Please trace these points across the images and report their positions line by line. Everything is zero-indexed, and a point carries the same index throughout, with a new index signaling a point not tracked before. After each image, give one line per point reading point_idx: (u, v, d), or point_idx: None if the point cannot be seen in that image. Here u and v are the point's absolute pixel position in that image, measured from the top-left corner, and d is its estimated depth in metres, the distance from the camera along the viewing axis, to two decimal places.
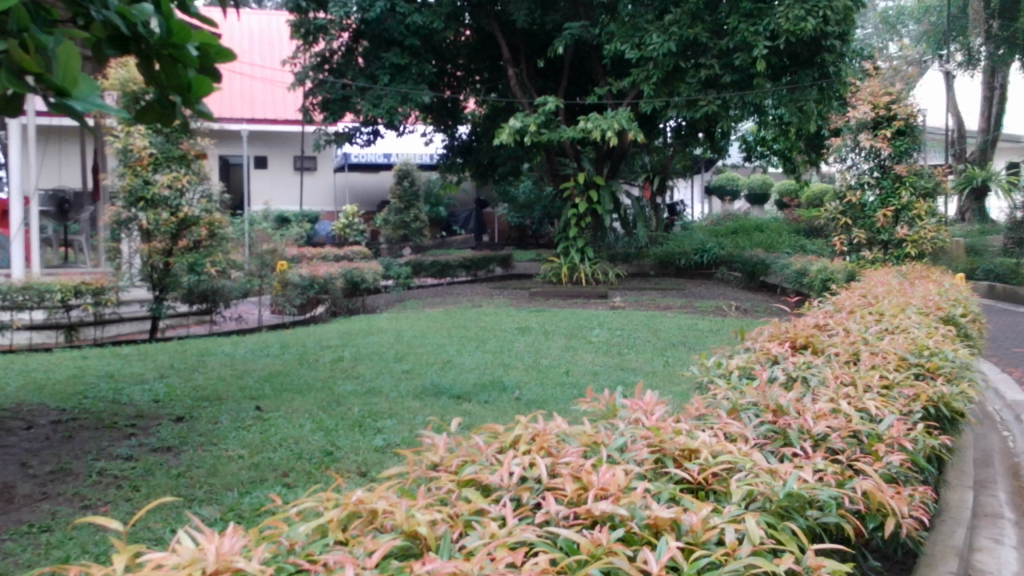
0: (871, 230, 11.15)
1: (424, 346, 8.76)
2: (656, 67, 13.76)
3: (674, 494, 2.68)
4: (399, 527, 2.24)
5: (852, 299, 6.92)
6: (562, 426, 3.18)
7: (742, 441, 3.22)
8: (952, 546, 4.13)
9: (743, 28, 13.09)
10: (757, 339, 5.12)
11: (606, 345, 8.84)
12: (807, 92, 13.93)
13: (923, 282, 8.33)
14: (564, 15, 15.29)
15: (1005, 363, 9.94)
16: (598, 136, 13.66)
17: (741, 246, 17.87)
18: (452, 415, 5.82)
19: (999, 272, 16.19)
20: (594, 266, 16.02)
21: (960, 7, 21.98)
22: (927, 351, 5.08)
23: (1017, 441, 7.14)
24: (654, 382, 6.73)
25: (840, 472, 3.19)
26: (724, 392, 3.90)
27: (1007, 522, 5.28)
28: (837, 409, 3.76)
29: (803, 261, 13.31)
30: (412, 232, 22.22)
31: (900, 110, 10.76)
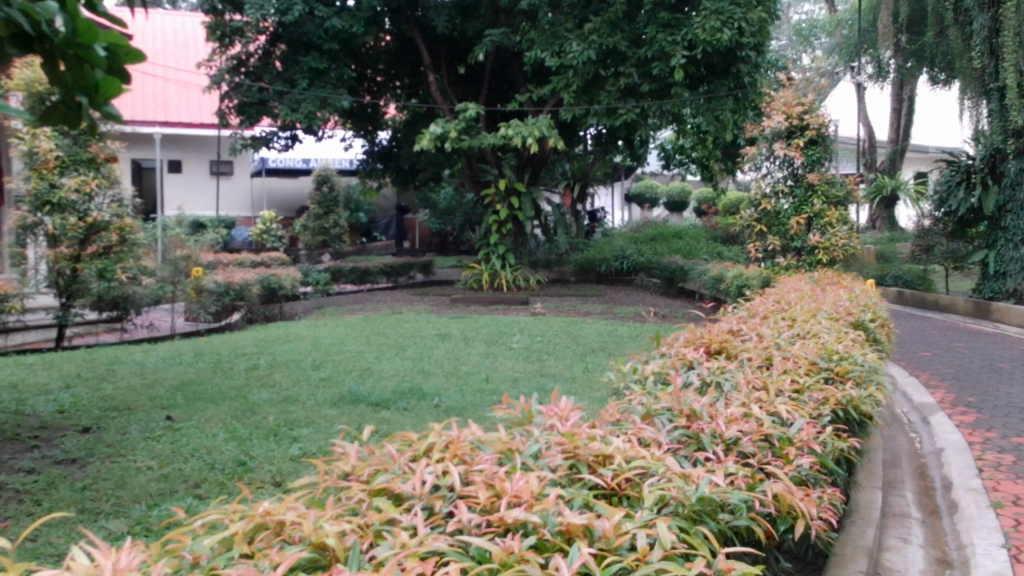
0: (784, 237, 11.36)
1: (342, 353, 8.67)
2: (576, 75, 13.86)
3: (587, 500, 2.69)
4: (307, 538, 2.20)
5: (766, 305, 7.03)
6: (477, 431, 3.16)
7: (654, 446, 3.24)
8: (862, 546, 4.22)
9: (662, 38, 13.25)
10: (672, 344, 5.18)
11: (526, 351, 8.87)
12: (723, 101, 14.22)
13: (835, 287, 8.51)
14: (485, 22, 15.29)
15: (914, 367, 10.23)
16: (518, 142, 13.69)
17: (660, 253, 18.09)
18: (370, 423, 5.76)
19: (906, 278, 16.79)
20: (515, 273, 16.05)
21: (869, 21, 22.73)
22: (837, 355, 5.19)
23: (924, 441, 7.36)
24: (572, 389, 6.74)
25: (750, 476, 3.23)
26: (639, 397, 3.93)
27: (914, 521, 5.43)
28: (749, 413, 3.81)
29: (719, 268, 13.57)
30: (331, 237, 22.00)
31: (812, 120, 11.05)
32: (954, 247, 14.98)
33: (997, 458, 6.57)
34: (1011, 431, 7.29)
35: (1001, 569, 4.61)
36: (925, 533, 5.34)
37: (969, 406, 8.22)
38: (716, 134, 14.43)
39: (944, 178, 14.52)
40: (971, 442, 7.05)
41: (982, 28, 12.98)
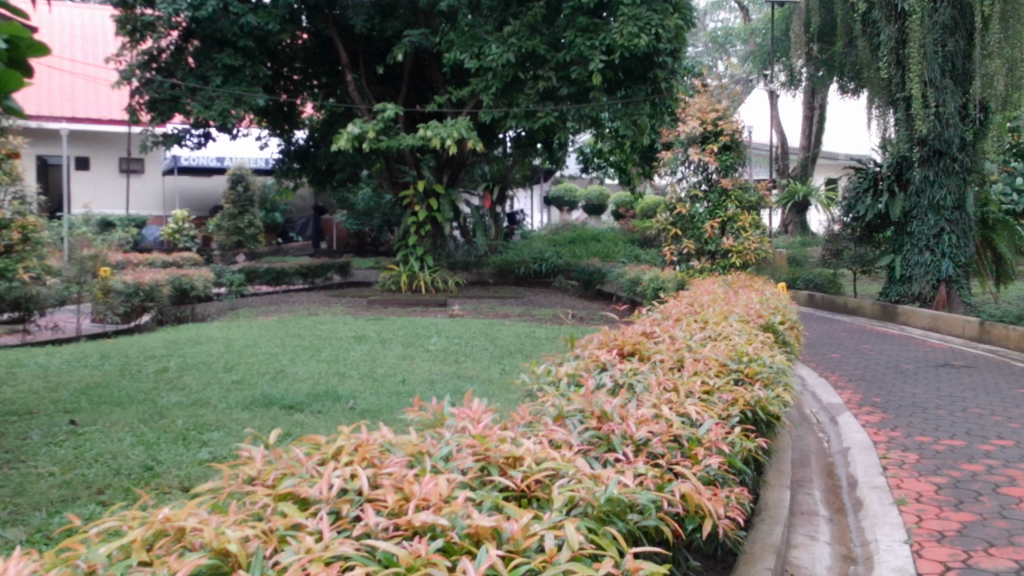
0: (699, 240, 11.56)
1: (254, 355, 8.54)
2: (495, 77, 13.86)
3: (497, 503, 2.68)
4: (208, 545, 2.15)
5: (679, 307, 7.12)
6: (388, 435, 3.14)
7: (565, 448, 3.26)
8: (770, 544, 4.31)
9: (580, 43, 13.36)
10: (586, 346, 5.22)
11: (442, 353, 8.84)
12: (640, 106, 14.42)
13: (746, 290, 8.68)
14: (403, 22, 15.21)
15: (822, 368, 10.49)
16: (437, 144, 13.63)
17: (578, 255, 18.22)
18: (282, 426, 5.67)
19: (817, 282, 17.22)
20: (433, 274, 15.99)
21: (783, 30, 23.23)
22: (746, 356, 5.29)
23: (832, 441, 7.56)
24: (488, 391, 6.75)
25: (659, 476, 3.27)
26: (552, 399, 3.94)
27: (821, 519, 5.57)
28: (660, 414, 3.86)
29: (636, 270, 13.73)
30: (246, 238, 21.65)
31: (726, 126, 11.26)
32: (862, 252, 15.41)
33: (900, 456, 6.78)
34: (914, 430, 7.52)
35: (903, 563, 4.75)
36: (831, 530, 5.47)
37: (875, 406, 8.46)
38: (634, 139, 14.62)
39: (852, 185, 14.95)
40: (876, 441, 7.25)
41: (889, 39, 13.31)
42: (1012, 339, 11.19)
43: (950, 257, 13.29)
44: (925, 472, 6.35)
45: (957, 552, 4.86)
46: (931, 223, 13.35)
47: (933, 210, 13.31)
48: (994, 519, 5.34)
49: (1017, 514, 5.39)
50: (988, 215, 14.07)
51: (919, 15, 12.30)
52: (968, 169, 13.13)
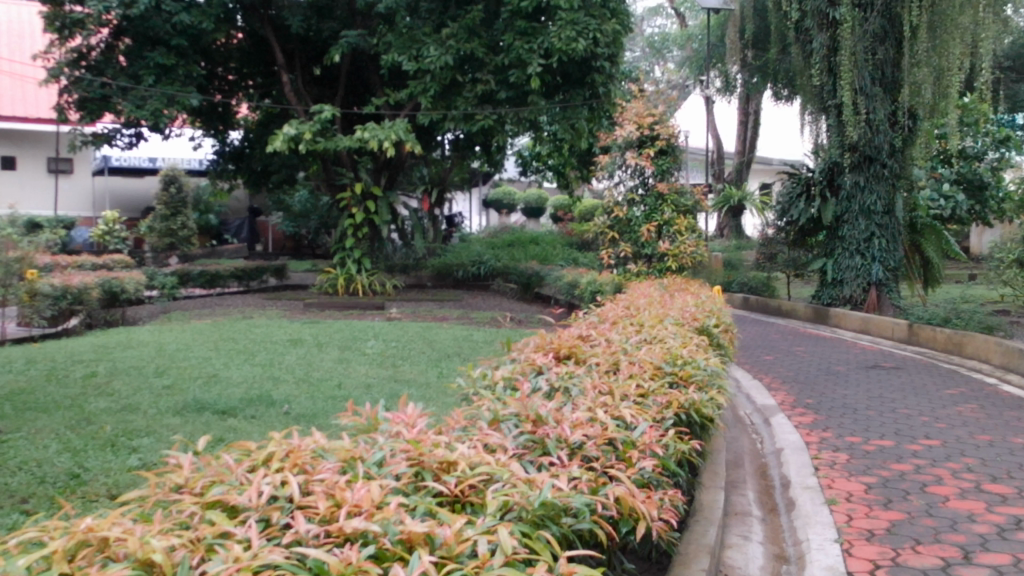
0: (636, 244, 11.64)
1: (187, 359, 8.39)
2: (433, 79, 13.78)
3: (431, 508, 2.67)
4: (132, 555, 2.11)
5: (615, 310, 7.18)
6: (320, 440, 3.10)
7: (500, 452, 3.26)
8: (704, 545, 4.35)
9: (519, 46, 13.41)
10: (522, 350, 5.23)
11: (379, 356, 8.77)
12: (578, 110, 14.50)
13: (682, 293, 8.77)
14: (341, 23, 15.14)
15: (757, 370, 10.65)
16: (375, 146, 13.54)
17: (516, 258, 18.25)
18: (215, 432, 5.58)
19: (751, 286, 17.49)
20: (371, 277, 15.88)
21: (718, 37, 23.55)
22: (681, 359, 5.33)
23: (765, 442, 7.67)
24: (424, 394, 6.74)
25: (594, 480, 3.28)
26: (487, 403, 3.93)
27: (755, 519, 5.65)
28: (594, 417, 3.87)
29: (574, 274, 13.80)
30: (179, 240, 21.29)
31: (662, 130, 11.36)
32: (795, 255, 15.67)
33: (831, 457, 6.90)
34: (845, 431, 7.66)
35: (834, 562, 4.84)
36: (764, 530, 5.55)
37: (807, 408, 8.60)
38: (572, 143, 14.64)
39: (786, 191, 15.25)
40: (808, 442, 7.38)
41: (821, 47, 13.53)
42: (940, 341, 11.46)
43: (880, 260, 13.66)
44: (855, 472, 6.48)
45: (887, 550, 4.96)
46: (862, 227, 13.65)
47: (864, 215, 13.62)
48: (921, 517, 5.46)
49: (942, 512, 5.52)
50: (916, 219, 14.46)
51: (851, 24, 12.54)
52: (897, 175, 13.48)
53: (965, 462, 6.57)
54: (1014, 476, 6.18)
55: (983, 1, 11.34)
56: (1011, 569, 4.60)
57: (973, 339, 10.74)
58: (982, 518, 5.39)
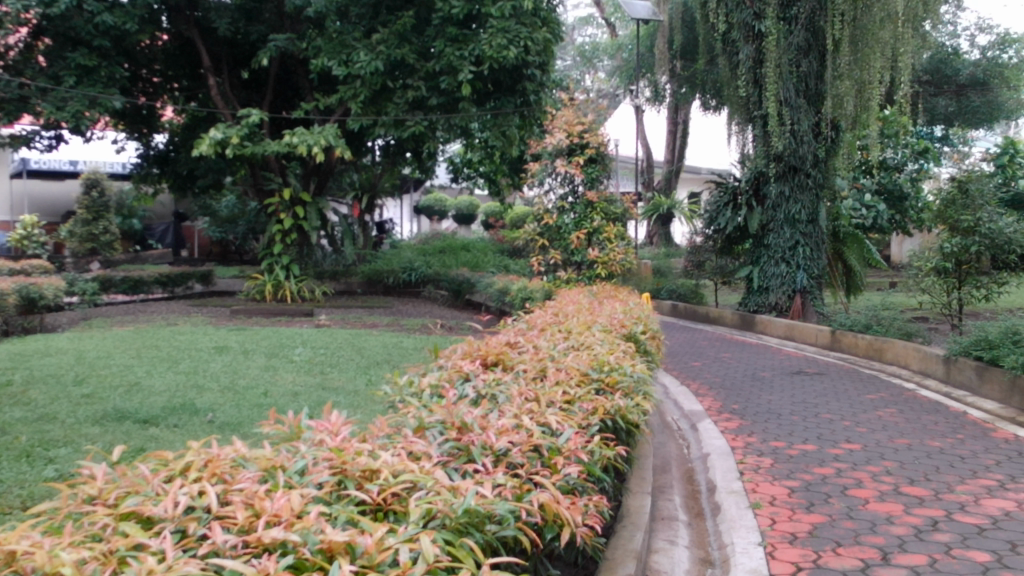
0: (565, 251, 11.71)
1: (107, 368, 8.20)
2: (364, 85, 13.72)
3: (353, 517, 2.65)
4: (39, 569, 2.05)
5: (543, 317, 7.22)
6: (241, 449, 3.06)
7: (424, 459, 3.25)
8: (630, 550, 4.39)
9: (449, 53, 13.42)
10: (450, 357, 5.22)
11: (307, 364, 8.67)
12: (509, 118, 14.59)
13: (611, 300, 8.87)
14: (269, 26, 15.00)
15: (684, 376, 10.78)
16: (303, 151, 13.38)
17: (447, 265, 18.22)
18: (135, 441, 5.46)
19: (680, 293, 17.72)
20: (300, 284, 15.70)
21: (647, 47, 23.80)
22: (607, 366, 5.37)
23: (692, 447, 7.77)
24: (352, 402, 6.68)
25: (518, 486, 3.29)
26: (413, 411, 3.92)
27: (681, 524, 5.72)
28: (520, 424, 3.88)
29: (505, 281, 13.84)
30: (101, 245, 20.82)
31: (592, 139, 11.45)
32: (722, 263, 15.89)
33: (756, 461, 7.02)
34: (770, 436, 7.79)
35: (757, 565, 4.92)
36: (690, 534, 5.62)
37: (733, 413, 8.74)
38: (503, 150, 14.72)
39: (713, 200, 15.52)
40: (733, 447, 7.50)
41: (747, 59, 13.76)
42: (861, 347, 11.73)
43: (804, 268, 13.89)
44: (779, 476, 6.59)
45: (808, 552, 5.06)
46: (787, 236, 13.90)
47: (789, 223, 13.87)
48: (842, 520, 5.58)
49: (862, 514, 5.65)
50: (839, 228, 14.77)
51: (775, 37, 12.80)
52: (820, 185, 13.77)
53: (885, 466, 6.73)
54: (931, 479, 6.36)
55: (902, 16, 11.64)
56: (927, 568, 4.72)
57: (893, 345, 11.01)
58: (900, 519, 5.53)
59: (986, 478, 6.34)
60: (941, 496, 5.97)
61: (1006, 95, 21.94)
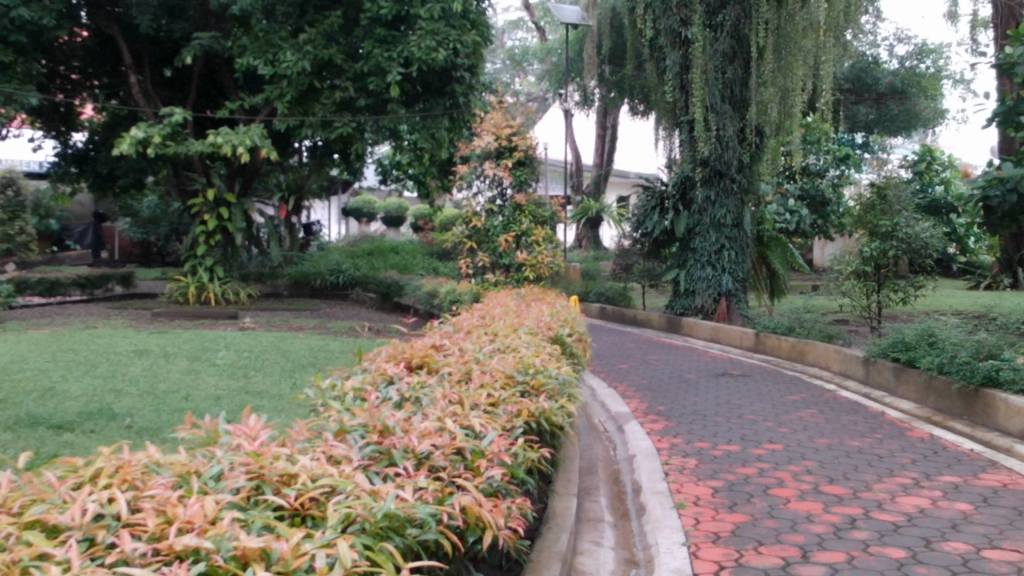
0: (494, 253, 11.70)
1: (20, 372, 7.95)
2: (291, 85, 13.57)
3: (269, 522, 2.61)
4: None
5: (470, 320, 7.21)
6: (155, 454, 2.99)
7: (344, 463, 3.21)
8: (555, 551, 4.40)
9: (378, 54, 13.33)
10: (374, 360, 5.19)
11: (231, 367, 8.53)
12: (438, 120, 14.53)
13: (538, 303, 8.91)
14: (193, 24, 14.71)
15: (612, 378, 10.85)
16: (228, 151, 13.17)
17: (375, 268, 18.09)
18: (48, 447, 5.31)
19: (608, 296, 17.87)
20: (224, 286, 15.45)
21: (576, 51, 23.96)
22: (532, 368, 5.38)
23: (618, 449, 7.82)
24: (277, 406, 6.59)
25: (440, 490, 3.27)
26: (335, 414, 3.87)
27: (606, 525, 5.75)
28: (443, 427, 3.86)
29: (433, 283, 13.81)
30: (16, 245, 20.22)
31: (520, 142, 11.46)
32: (650, 266, 16.06)
33: (681, 462, 7.09)
34: (694, 437, 7.88)
35: (681, 565, 4.97)
36: (615, 535, 5.65)
37: (659, 414, 8.82)
38: (432, 152, 14.66)
39: (641, 203, 15.74)
40: (659, 448, 7.58)
41: (674, 65, 13.90)
42: (784, 349, 11.95)
43: (730, 272, 14.09)
44: (703, 477, 6.67)
45: (731, 551, 5.13)
46: (713, 239, 14.10)
47: (714, 227, 14.07)
48: (764, 519, 5.66)
49: (783, 513, 5.75)
50: (763, 233, 15.10)
51: (701, 43, 12.99)
52: (745, 190, 14.01)
53: (806, 465, 6.87)
54: (849, 477, 6.50)
55: (824, 26, 11.89)
56: (845, 565, 4.82)
57: (814, 347, 11.23)
58: (820, 518, 5.64)
59: (903, 476, 6.51)
60: (860, 494, 6.11)
61: (923, 104, 22.61)
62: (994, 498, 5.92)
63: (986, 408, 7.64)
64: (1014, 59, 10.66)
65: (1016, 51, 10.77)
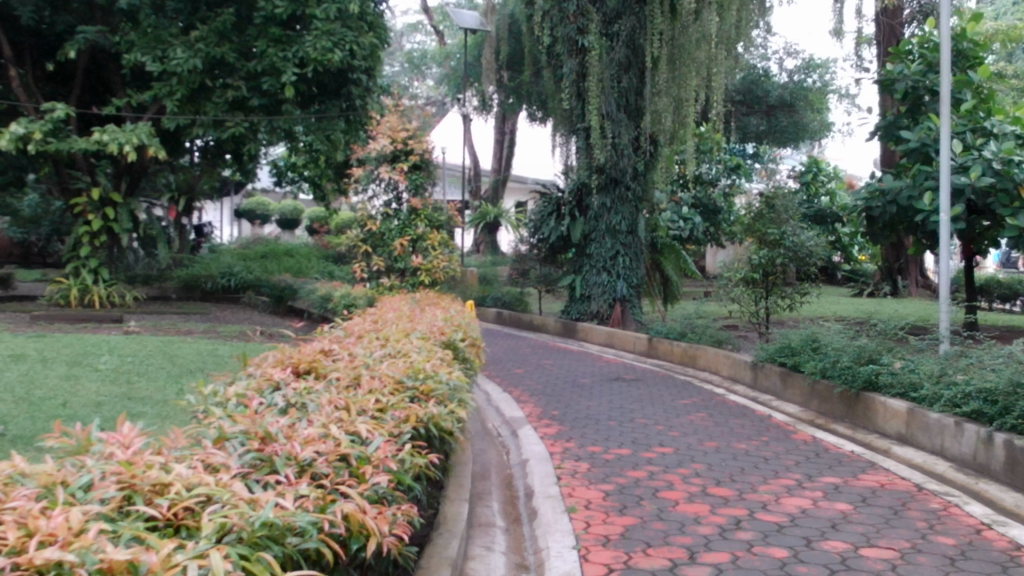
0: (389, 257, 11.61)
1: None
2: (180, 82, 13.23)
3: (140, 534, 2.52)
4: None
5: (362, 324, 7.13)
6: (19, 464, 2.87)
7: (223, 472, 3.13)
8: (445, 557, 4.38)
9: (272, 54, 13.11)
10: (260, 365, 5.10)
11: (113, 372, 8.25)
12: (335, 122, 14.37)
13: (432, 308, 8.88)
14: (77, 17, 14.31)
15: (507, 383, 10.89)
16: (114, 149, 12.75)
17: (269, 272, 17.80)
18: None
19: (505, 301, 17.97)
20: (109, 288, 14.94)
21: (474, 56, 24.03)
22: (423, 373, 5.35)
23: (512, 453, 7.84)
24: (160, 413, 6.39)
25: (322, 497, 3.21)
26: (215, 421, 3.78)
27: (497, 530, 5.75)
28: (327, 434, 3.81)
29: (328, 288, 13.64)
30: None
31: (417, 146, 11.40)
32: (546, 271, 16.19)
33: (573, 466, 7.15)
34: (587, 441, 7.96)
35: (570, 569, 5.01)
36: (506, 540, 5.66)
37: (552, 419, 8.88)
38: (328, 154, 14.49)
39: (538, 209, 15.87)
40: (552, 452, 7.63)
41: (571, 72, 14.00)
42: (675, 354, 12.19)
43: (624, 278, 14.33)
44: (594, 480, 6.75)
45: (620, 554, 5.19)
46: (608, 246, 14.32)
47: (610, 233, 14.29)
48: (653, 521, 5.76)
49: (671, 515, 5.85)
50: (657, 239, 15.42)
51: (597, 51, 13.13)
52: (639, 198, 14.27)
53: (694, 468, 7.00)
54: (736, 479, 6.66)
55: (716, 38, 12.13)
56: (729, 565, 4.93)
57: (704, 352, 11.47)
58: (706, 519, 5.76)
59: (787, 477, 6.69)
60: (745, 496, 6.26)
61: (810, 117, 23.41)
62: (872, 497, 6.14)
63: (866, 411, 7.93)
64: (894, 75, 11.10)
65: (897, 67, 11.24)
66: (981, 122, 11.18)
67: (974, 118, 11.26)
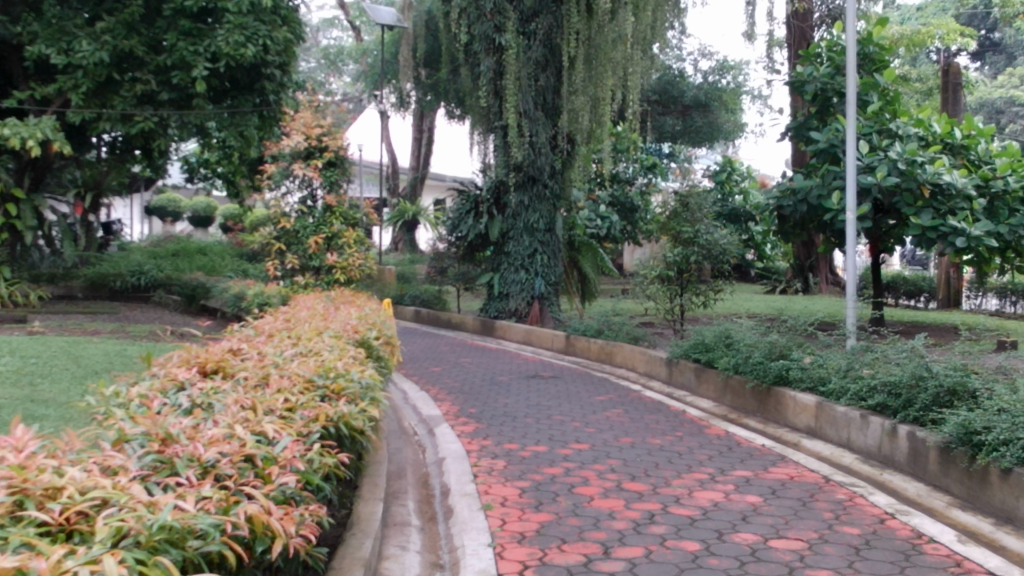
0: (304, 255, 11.47)
1: None
2: (86, 75, 12.88)
3: (29, 540, 2.43)
4: None
5: (274, 323, 7.01)
6: None
7: (121, 474, 3.05)
8: (358, 558, 4.33)
9: (183, 47, 12.82)
10: (166, 365, 4.99)
11: (14, 375, 7.97)
12: (247, 117, 14.07)
13: (346, 306, 8.79)
14: None
15: (424, 381, 10.84)
16: (16, 144, 12.33)
17: (180, 271, 17.44)
18: None
19: (423, 299, 17.88)
20: (12, 287, 14.44)
21: (392, 53, 23.86)
22: (334, 372, 5.29)
23: (428, 452, 7.80)
24: (64, 415, 6.20)
25: (226, 499, 3.14)
26: (115, 423, 3.68)
27: (412, 529, 5.71)
28: (233, 434, 3.73)
29: (241, 287, 13.39)
30: None
31: (332, 143, 11.25)
32: (464, 270, 16.17)
33: (489, 464, 7.14)
34: (504, 438, 7.97)
35: (486, 566, 5.00)
36: (421, 538, 5.63)
37: (470, 417, 8.87)
38: (241, 150, 14.22)
39: (456, 208, 15.87)
40: (468, 450, 7.62)
41: (489, 70, 13.96)
42: (593, 351, 12.28)
43: (542, 276, 14.41)
44: (510, 477, 6.75)
45: (535, 551, 5.20)
46: (526, 243, 14.37)
47: (528, 231, 14.34)
48: (568, 517, 5.78)
49: (586, 511, 5.89)
50: (574, 238, 15.51)
51: (515, 50, 13.12)
52: (557, 197, 14.36)
53: (610, 464, 7.06)
54: (650, 474, 6.74)
55: (631, 39, 12.25)
56: (642, 559, 4.98)
57: (621, 348, 11.58)
58: (621, 514, 5.81)
59: (699, 472, 6.79)
60: (659, 490, 6.34)
61: (724, 117, 23.82)
62: (781, 489, 6.27)
63: (777, 406, 8.10)
64: (804, 77, 11.35)
65: (807, 69, 11.50)
66: (887, 124, 11.49)
67: (881, 120, 11.56)
